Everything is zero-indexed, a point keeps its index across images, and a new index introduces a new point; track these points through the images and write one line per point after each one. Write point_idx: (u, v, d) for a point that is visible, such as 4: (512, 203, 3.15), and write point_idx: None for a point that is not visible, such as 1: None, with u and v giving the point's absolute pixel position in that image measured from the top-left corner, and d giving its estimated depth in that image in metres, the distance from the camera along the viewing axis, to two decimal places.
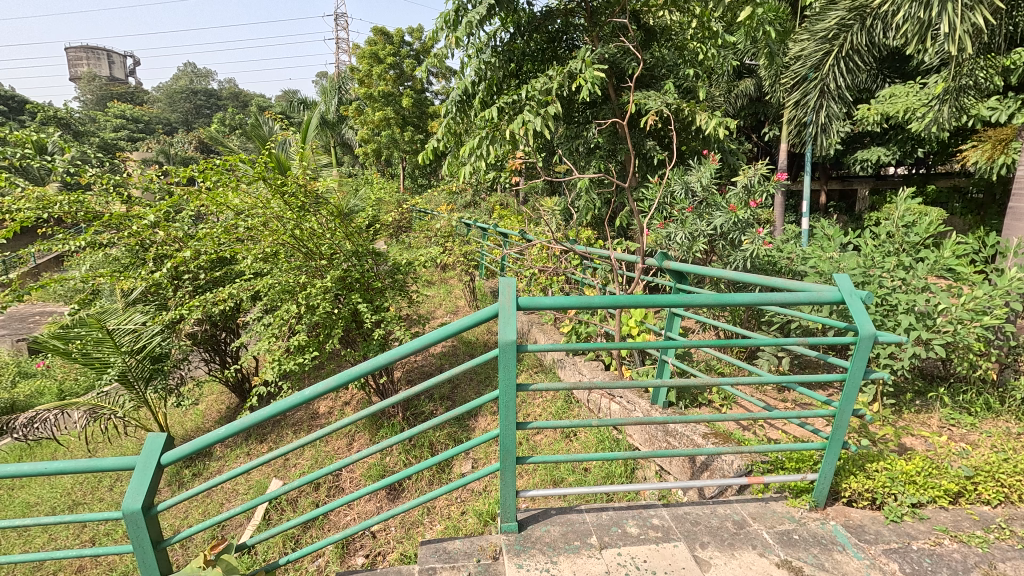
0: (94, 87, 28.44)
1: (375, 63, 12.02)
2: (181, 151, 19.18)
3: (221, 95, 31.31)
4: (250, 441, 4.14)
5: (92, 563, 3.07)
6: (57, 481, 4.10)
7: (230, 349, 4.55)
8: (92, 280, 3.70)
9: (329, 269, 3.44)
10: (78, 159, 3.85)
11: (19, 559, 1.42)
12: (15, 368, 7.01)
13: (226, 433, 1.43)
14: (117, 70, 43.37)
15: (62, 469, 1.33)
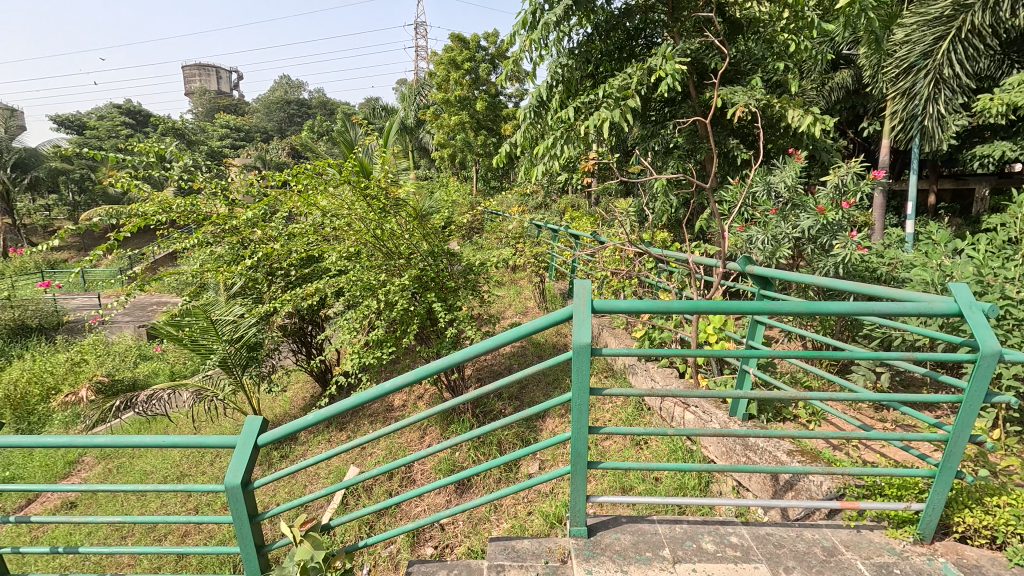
0: (204, 100, 31.57)
1: (452, 69, 12.35)
2: (276, 157, 20.82)
3: (311, 104, 33.60)
4: (331, 430, 4.41)
5: (195, 530, 3.41)
6: (168, 454, 4.58)
7: (315, 341, 4.87)
8: (200, 274, 4.11)
9: (406, 268, 3.59)
10: (191, 166, 4.28)
11: (139, 520, 1.60)
12: (137, 351, 7.94)
13: (314, 420, 1.54)
14: (224, 84, 47.74)
15: (176, 443, 1.48)
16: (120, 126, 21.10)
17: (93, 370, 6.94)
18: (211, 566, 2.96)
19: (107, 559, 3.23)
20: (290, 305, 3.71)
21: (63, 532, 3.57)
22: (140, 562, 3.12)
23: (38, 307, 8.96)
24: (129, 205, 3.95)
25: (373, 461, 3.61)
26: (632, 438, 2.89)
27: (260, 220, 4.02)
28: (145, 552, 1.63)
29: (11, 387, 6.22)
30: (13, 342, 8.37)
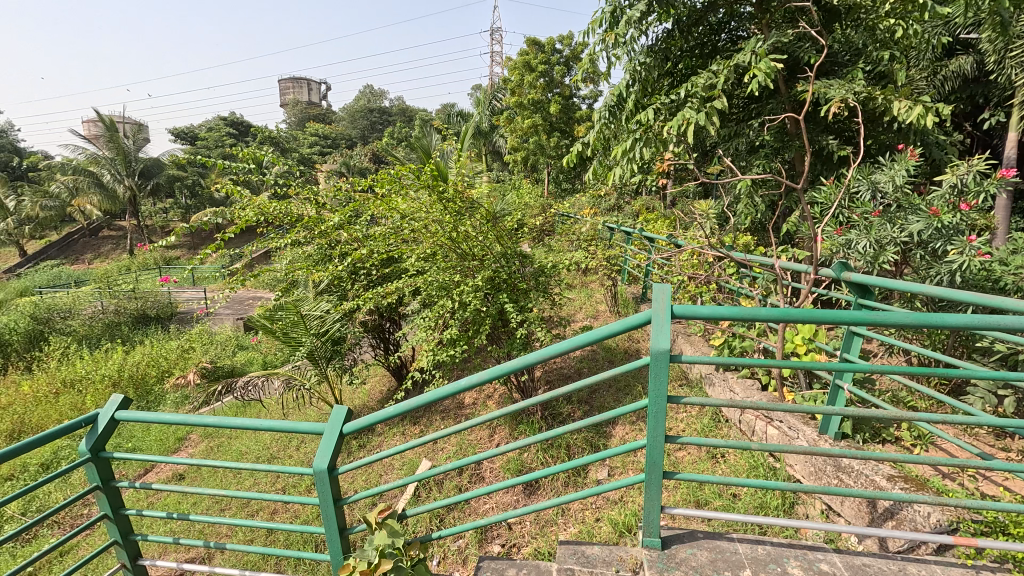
0: (297, 110, 34.06)
1: (526, 72, 12.45)
2: (359, 162, 22.04)
3: (391, 112, 35.23)
4: (405, 423, 4.60)
5: (282, 508, 3.68)
6: (260, 436, 4.99)
7: (392, 337, 5.09)
8: (292, 272, 4.43)
9: (480, 269, 3.66)
10: (286, 171, 4.63)
11: (239, 495, 1.75)
12: (235, 340, 8.72)
13: (395, 413, 1.61)
14: (314, 95, 51.21)
15: (271, 427, 1.61)
16: (226, 136, 23.28)
17: (200, 356, 7.71)
18: (296, 543, 3.19)
19: (208, 528, 3.57)
20: (371, 303, 3.91)
21: (173, 501, 4.00)
22: (235, 534, 3.42)
23: (156, 299, 10.10)
24: (234, 208, 4.35)
25: (443, 456, 3.72)
26: (707, 451, 2.77)
27: (347, 223, 4.26)
28: (243, 524, 1.79)
29: (134, 368, 7.06)
30: (136, 328, 9.50)
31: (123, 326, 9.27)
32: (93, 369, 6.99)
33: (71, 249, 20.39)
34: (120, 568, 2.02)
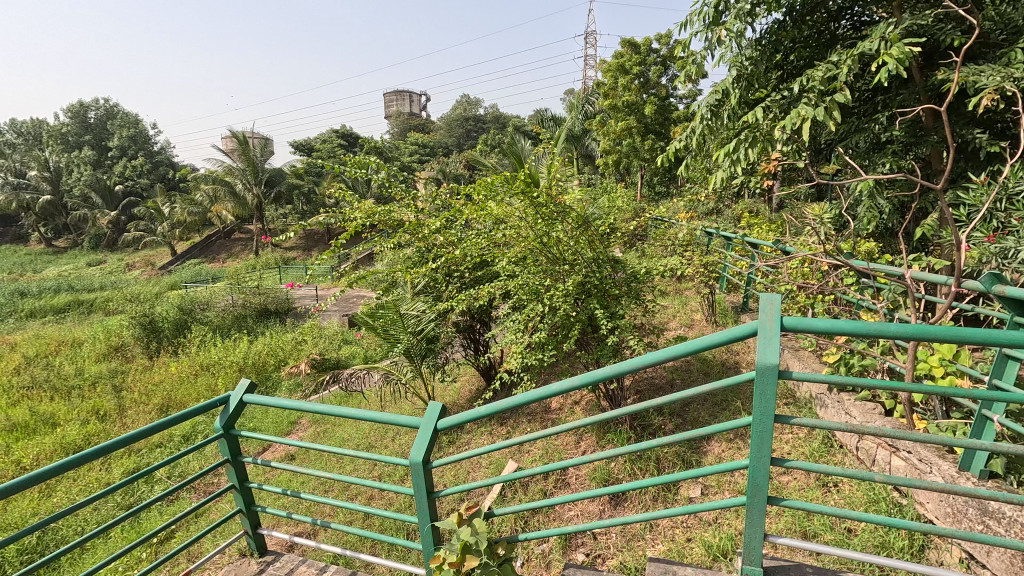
0: (400, 121, 36.31)
1: (621, 74, 12.23)
2: (454, 169, 22.96)
3: (485, 119, 36.28)
4: (493, 423, 4.70)
5: (378, 495, 3.92)
6: (360, 425, 5.36)
7: (482, 338, 5.23)
8: (393, 273, 4.72)
9: (570, 274, 3.66)
10: (389, 179, 4.94)
11: (343, 479, 1.89)
12: (341, 335, 9.46)
13: (486, 412, 1.65)
14: (415, 106, 54.14)
15: (372, 418, 1.72)
16: (337, 148, 25.37)
17: (311, 348, 8.46)
18: (389, 529, 3.39)
19: (314, 506, 3.90)
20: (464, 304, 4.05)
21: (285, 478, 4.42)
22: (337, 514, 3.71)
23: (276, 295, 11.25)
24: (345, 213, 4.73)
25: (530, 458, 3.75)
26: (817, 478, 2.53)
27: (444, 227, 4.43)
28: (346, 506, 1.93)
29: (257, 356, 7.92)
30: (260, 321, 10.64)
31: (249, 318, 10.43)
32: (225, 356, 7.94)
33: (210, 249, 23.34)
34: (244, 533, 2.28)
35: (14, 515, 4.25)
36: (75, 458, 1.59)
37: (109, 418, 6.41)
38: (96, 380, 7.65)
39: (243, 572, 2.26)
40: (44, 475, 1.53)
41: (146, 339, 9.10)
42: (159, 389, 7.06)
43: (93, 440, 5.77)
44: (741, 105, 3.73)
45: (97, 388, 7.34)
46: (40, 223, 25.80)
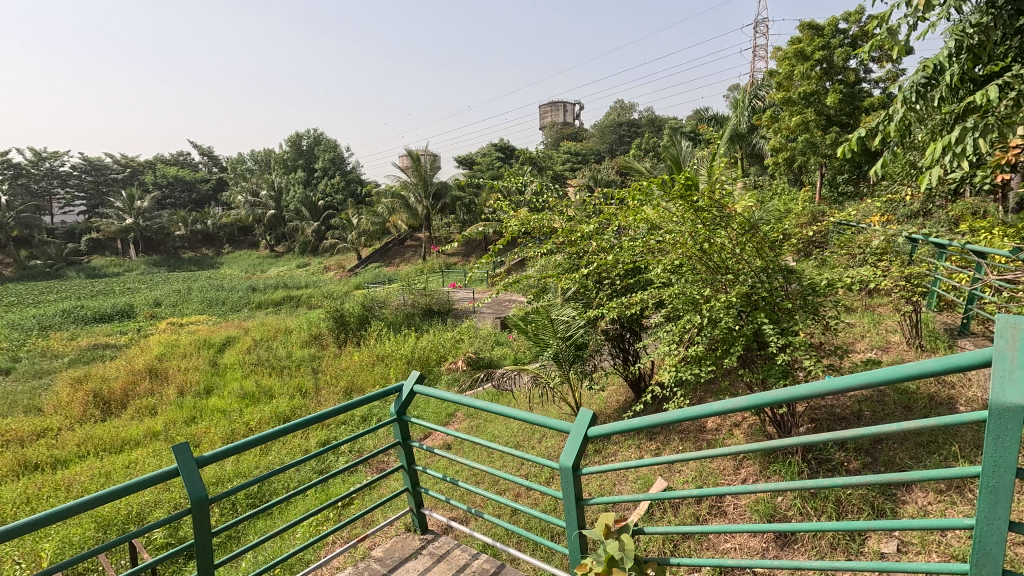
0: (554, 131, 37.27)
1: (798, 62, 10.93)
2: (606, 175, 22.82)
3: (639, 124, 35.33)
4: (642, 437, 4.54)
5: (524, 493, 4.04)
6: (509, 424, 5.60)
7: (632, 347, 5.10)
8: (544, 278, 4.86)
9: (734, 285, 3.37)
10: (543, 187, 5.09)
11: (496, 473, 1.99)
12: (494, 336, 10.01)
13: (637, 426, 1.59)
14: (568, 115, 54.77)
15: (524, 418, 1.78)
16: (495, 160, 26.97)
17: (467, 347, 9.10)
18: (535, 528, 3.49)
19: (467, 495, 4.18)
20: (615, 312, 3.99)
21: (443, 465, 4.83)
22: (487, 505, 3.94)
23: (439, 296, 12.35)
24: (501, 221, 5.02)
25: (682, 479, 3.54)
26: None
27: (597, 232, 4.39)
28: (495, 499, 2.04)
29: (421, 351, 8.77)
30: (424, 319, 11.78)
31: (416, 317, 11.61)
32: (395, 349, 8.95)
33: (387, 255, 26.56)
34: (409, 510, 2.55)
35: (244, 466, 5.33)
36: (287, 427, 1.96)
37: (309, 395, 7.67)
38: (300, 363, 9.21)
39: (407, 545, 2.52)
40: (269, 437, 1.91)
41: (337, 331, 10.70)
42: (345, 374, 8.24)
43: (297, 412, 6.97)
44: (963, 84, 3.07)
45: (301, 370, 8.83)
46: (267, 232, 31.97)
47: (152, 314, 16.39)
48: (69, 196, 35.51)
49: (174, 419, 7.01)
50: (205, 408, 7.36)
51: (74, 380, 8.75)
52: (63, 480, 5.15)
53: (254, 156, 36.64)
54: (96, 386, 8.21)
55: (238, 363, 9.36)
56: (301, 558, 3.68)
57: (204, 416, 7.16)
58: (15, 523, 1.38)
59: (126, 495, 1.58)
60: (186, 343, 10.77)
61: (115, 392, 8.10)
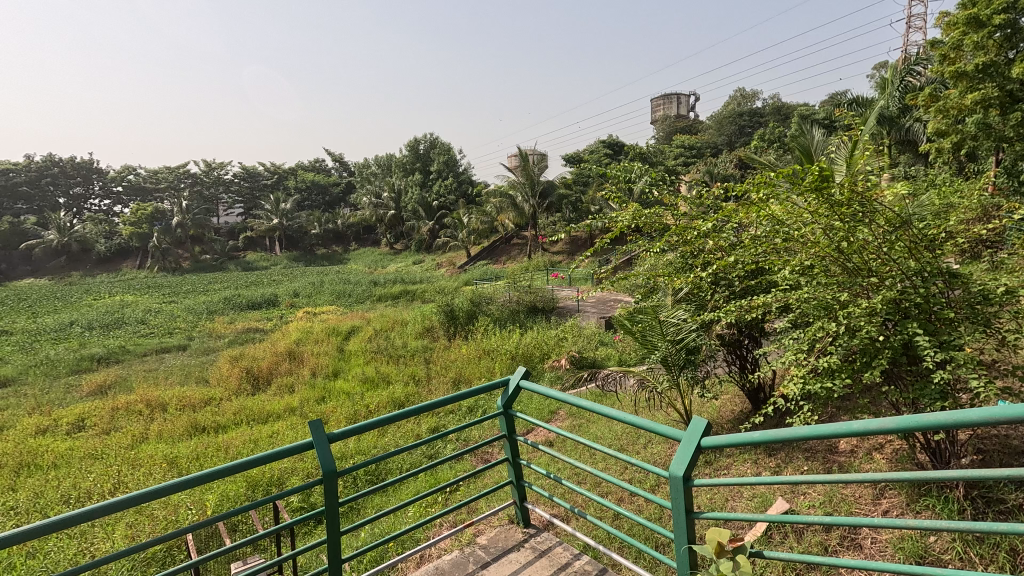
0: (666, 125, 35.71)
1: (970, 30, 9.30)
2: (723, 169, 21.35)
3: (763, 112, 32.52)
4: (760, 453, 4.20)
5: (627, 499, 3.93)
6: (613, 427, 5.49)
7: (751, 355, 4.76)
8: (653, 278, 4.69)
9: (879, 289, 3.00)
10: (656, 182, 4.89)
11: (602, 477, 1.96)
12: (598, 336, 9.86)
13: (758, 440, 1.46)
14: (682, 107, 51.95)
15: (632, 421, 1.73)
16: (604, 157, 26.52)
17: (570, 346, 9.08)
18: (638, 534, 3.38)
19: (569, 494, 4.16)
20: (733, 316, 3.72)
21: (545, 461, 4.87)
22: (589, 506, 3.90)
23: (544, 294, 12.45)
24: (609, 218, 4.93)
25: (807, 502, 3.22)
26: None
27: (713, 228, 4.12)
28: (599, 501, 2.01)
29: (525, 348, 8.92)
30: (529, 316, 11.96)
31: (521, 314, 11.83)
32: (501, 344, 9.20)
33: (494, 253, 27.37)
34: (512, 502, 2.61)
35: (364, 445, 5.83)
36: (403, 412, 2.11)
37: (421, 383, 8.18)
38: (414, 353, 9.84)
39: (510, 537, 2.58)
40: (388, 420, 2.07)
41: (447, 324, 11.26)
42: (453, 366, 8.65)
43: (410, 399, 7.46)
44: None
45: (414, 360, 9.43)
46: (387, 231, 34.56)
47: (292, 303, 18.53)
48: (231, 199, 41.35)
49: (308, 397, 7.87)
50: (333, 390, 8.17)
51: (232, 358, 10.19)
52: (223, 443, 6.04)
53: (378, 160, 39.76)
54: (248, 364, 9.49)
55: (360, 350, 10.25)
56: (413, 535, 3.94)
57: (331, 397, 7.94)
58: (190, 476, 1.64)
59: (272, 461, 1.81)
60: (319, 330, 12.04)
61: (262, 369, 9.30)
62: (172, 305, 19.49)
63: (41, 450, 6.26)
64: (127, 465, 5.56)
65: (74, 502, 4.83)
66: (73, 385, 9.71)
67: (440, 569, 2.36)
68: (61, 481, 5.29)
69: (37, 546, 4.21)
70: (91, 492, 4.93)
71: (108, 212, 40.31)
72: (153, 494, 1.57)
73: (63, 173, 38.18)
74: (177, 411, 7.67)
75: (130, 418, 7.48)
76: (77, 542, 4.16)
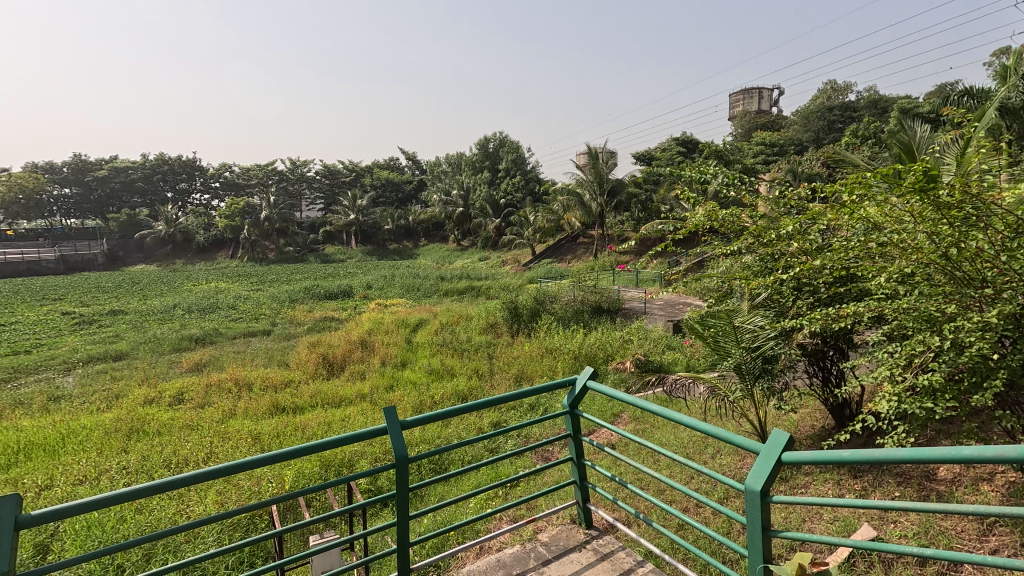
0: (746, 121, 33.88)
1: None
2: (808, 168, 19.95)
3: (857, 106, 30.00)
4: (843, 474, 3.92)
5: (693, 509, 3.79)
6: (679, 434, 5.32)
7: (836, 368, 4.44)
8: (729, 281, 4.48)
9: (994, 301, 2.76)
10: (734, 182, 4.65)
11: (679, 486, 1.96)
12: (665, 340, 9.57)
13: (847, 458, 1.35)
14: (764, 102, 48.98)
15: (713, 432, 1.72)
16: (676, 155, 25.61)
17: (636, 348, 8.87)
18: (703, 546, 3.26)
19: (631, 498, 4.08)
20: (818, 324, 3.49)
21: (606, 463, 4.80)
22: (652, 512, 3.80)
23: (610, 294, 12.25)
24: (682, 218, 4.76)
25: (897, 530, 2.96)
26: None
27: (798, 230, 3.88)
28: (671, 509, 1.98)
29: (589, 348, 8.83)
30: (593, 317, 11.82)
31: (585, 313, 11.71)
32: (564, 343, 9.15)
33: (559, 251, 27.26)
34: (575, 502, 2.62)
35: (429, 434, 6.02)
36: (471, 405, 2.17)
37: (484, 377, 8.32)
38: (478, 348, 10.02)
39: (572, 536, 2.58)
40: (457, 411, 2.14)
41: (511, 321, 11.37)
42: (516, 362, 8.72)
43: (473, 392, 7.61)
44: None
45: (478, 354, 9.61)
46: (455, 228, 35.38)
47: (365, 295, 19.45)
48: (313, 195, 44.01)
49: (378, 385, 8.25)
50: (401, 379, 8.50)
51: (310, 344, 10.87)
52: (300, 423, 6.47)
53: (448, 159, 40.76)
54: (324, 351, 10.09)
55: (427, 342, 10.59)
56: (473, 526, 4.04)
57: (399, 386, 8.27)
58: (279, 451, 1.79)
59: (350, 443, 1.93)
60: (389, 322, 12.56)
61: (337, 356, 9.85)
62: (259, 292, 21.08)
63: (148, 418, 7.00)
64: (218, 437, 6.09)
65: (174, 468, 5.37)
66: (174, 361, 10.77)
67: (502, 561, 2.41)
68: (164, 447, 5.88)
69: (143, 504, 4.72)
70: (188, 460, 5.46)
71: (208, 206, 44.23)
72: (246, 465, 1.73)
73: (171, 170, 42.33)
74: (261, 390, 8.30)
75: (222, 394, 8.18)
76: (176, 503, 4.63)
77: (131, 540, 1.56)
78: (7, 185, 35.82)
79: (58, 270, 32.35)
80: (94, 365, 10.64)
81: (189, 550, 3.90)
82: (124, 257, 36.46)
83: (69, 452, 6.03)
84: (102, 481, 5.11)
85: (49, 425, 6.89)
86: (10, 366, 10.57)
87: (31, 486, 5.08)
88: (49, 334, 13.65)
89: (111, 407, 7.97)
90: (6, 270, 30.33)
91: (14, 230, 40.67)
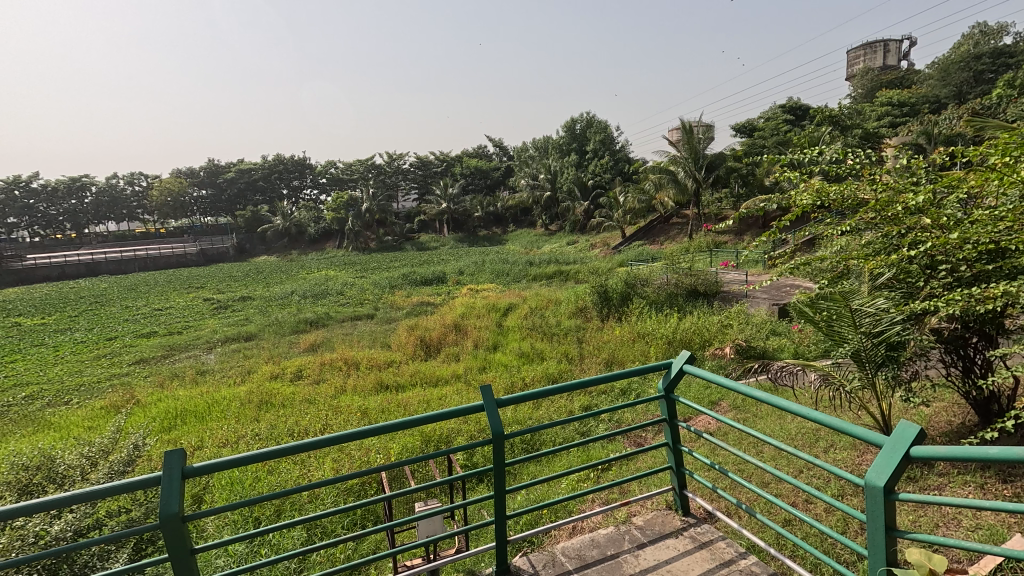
0: (868, 79, 30.00)
1: None
2: (948, 128, 17.30)
3: (1014, 52, 25.34)
4: (988, 477, 3.44)
5: (804, 505, 3.52)
6: (785, 425, 4.96)
7: (980, 357, 3.88)
8: (844, 260, 4.08)
9: None
10: (849, 153, 4.21)
11: (782, 476, 1.86)
12: (770, 326, 8.93)
13: (996, 456, 1.19)
14: (891, 55, 42.84)
15: (834, 422, 1.62)
16: (782, 123, 23.39)
17: (736, 333, 8.37)
18: (813, 544, 3.04)
19: (731, 488, 3.90)
20: (959, 306, 3.07)
21: (705, 452, 4.63)
22: (757, 502, 3.61)
23: (707, 277, 11.65)
24: (787, 194, 4.37)
25: None
26: None
27: (931, 202, 3.45)
28: (773, 499, 1.91)
29: (684, 333, 8.48)
30: (688, 300, 11.31)
31: (680, 297, 11.23)
32: (657, 328, 8.86)
33: (651, 233, 26.41)
34: (672, 488, 2.56)
35: (521, 414, 6.16)
36: (566, 386, 2.20)
37: (574, 361, 8.32)
38: (567, 332, 10.01)
39: (668, 522, 2.53)
40: (551, 392, 2.17)
41: (601, 305, 11.20)
42: (607, 346, 8.62)
43: (564, 374, 7.69)
44: None
45: (568, 338, 9.63)
46: (543, 213, 35.30)
47: (458, 281, 20.20)
48: (407, 185, 46.13)
49: (471, 366, 8.58)
50: (494, 360, 8.80)
51: (409, 327, 11.55)
52: (402, 400, 6.93)
53: (535, 143, 40.62)
54: (421, 333, 10.66)
55: (517, 326, 10.79)
56: (566, 507, 4.11)
57: (491, 367, 8.54)
58: (384, 424, 1.92)
59: (447, 419, 2.02)
60: (481, 306, 12.93)
61: (433, 338, 10.35)
62: (363, 279, 22.66)
63: (273, 392, 7.89)
64: (332, 411, 6.73)
65: (297, 436, 6.01)
66: (293, 342, 11.98)
67: (596, 541, 2.42)
68: (287, 418, 6.61)
69: (273, 466, 5.34)
70: (307, 430, 6.08)
71: (317, 201, 48.24)
72: (358, 434, 1.87)
73: (287, 169, 46.57)
74: (367, 369, 8.98)
75: (333, 371, 9.02)
76: (298, 468, 5.17)
77: (268, 496, 1.75)
78: (158, 189, 41.63)
79: (198, 262, 37.12)
80: (230, 344, 12.18)
81: (311, 509, 4.38)
82: (250, 249, 40.87)
83: (214, 418, 6.99)
84: (240, 445, 5.85)
85: (197, 395, 8.01)
86: (166, 344, 12.40)
87: (187, 445, 5.97)
88: (195, 318, 15.76)
89: (245, 380, 9.10)
90: (159, 263, 35.42)
91: (164, 227, 47.09)
